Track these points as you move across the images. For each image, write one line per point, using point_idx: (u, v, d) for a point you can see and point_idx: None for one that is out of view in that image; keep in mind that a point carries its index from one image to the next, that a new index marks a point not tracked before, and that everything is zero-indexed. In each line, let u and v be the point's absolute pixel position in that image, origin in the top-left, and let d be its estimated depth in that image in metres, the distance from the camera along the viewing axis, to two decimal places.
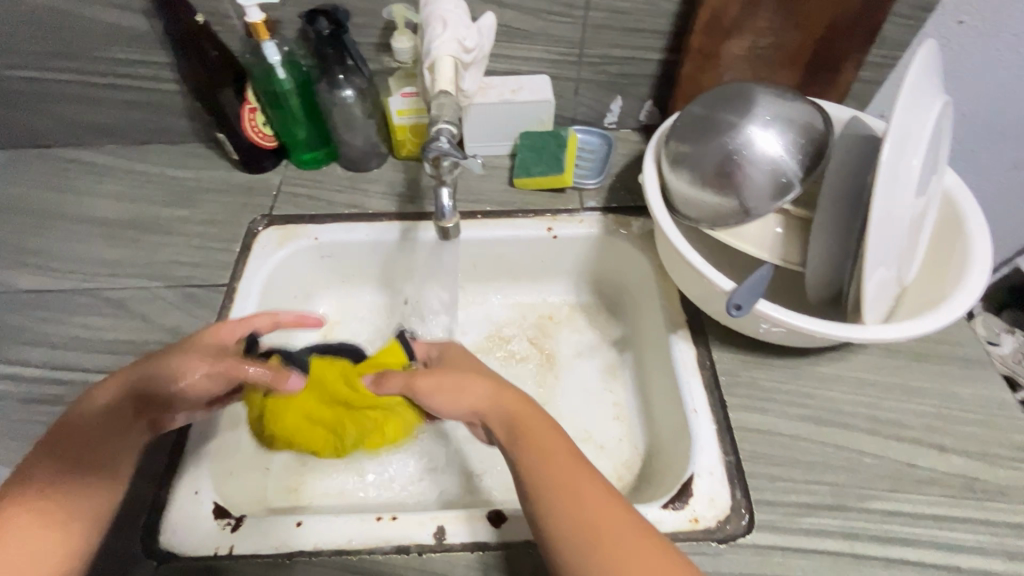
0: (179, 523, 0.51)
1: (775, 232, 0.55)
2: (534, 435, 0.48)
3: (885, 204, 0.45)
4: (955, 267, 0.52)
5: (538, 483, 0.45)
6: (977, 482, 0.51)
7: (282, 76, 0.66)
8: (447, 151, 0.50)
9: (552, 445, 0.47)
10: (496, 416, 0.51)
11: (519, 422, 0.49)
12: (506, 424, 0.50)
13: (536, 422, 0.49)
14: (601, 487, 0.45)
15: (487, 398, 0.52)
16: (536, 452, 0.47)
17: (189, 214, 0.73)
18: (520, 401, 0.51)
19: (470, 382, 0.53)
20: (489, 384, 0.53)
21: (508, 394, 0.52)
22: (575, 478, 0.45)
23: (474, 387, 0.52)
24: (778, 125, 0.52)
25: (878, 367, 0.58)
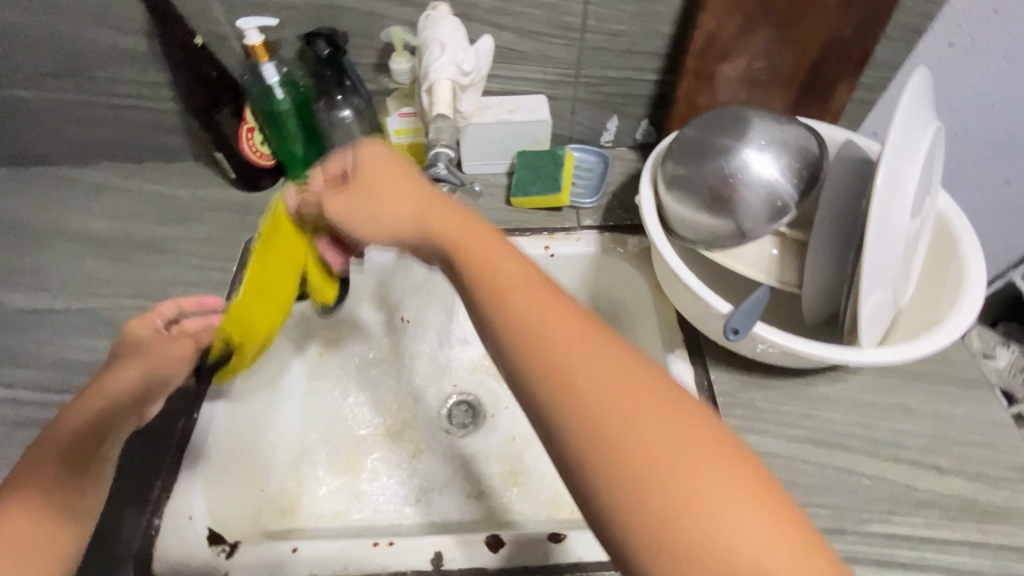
0: (173, 550, 0.50)
1: (770, 254, 0.56)
2: (483, 256, 0.38)
3: (880, 229, 0.45)
4: (949, 289, 0.53)
5: (506, 336, 0.35)
6: (976, 504, 0.51)
7: (280, 97, 0.66)
8: (444, 176, 0.52)
9: (511, 270, 0.37)
10: (429, 244, 0.42)
11: (467, 255, 0.39)
12: (457, 254, 0.39)
13: (488, 246, 0.39)
14: (595, 335, 0.34)
15: (406, 216, 0.43)
16: (491, 288, 0.36)
17: (186, 232, 0.73)
18: (464, 225, 0.41)
19: (383, 219, 0.43)
20: (439, 207, 0.42)
21: (454, 218, 0.42)
22: (549, 315, 0.34)
23: (399, 198, 0.44)
24: (773, 148, 0.52)
25: (875, 388, 0.58)
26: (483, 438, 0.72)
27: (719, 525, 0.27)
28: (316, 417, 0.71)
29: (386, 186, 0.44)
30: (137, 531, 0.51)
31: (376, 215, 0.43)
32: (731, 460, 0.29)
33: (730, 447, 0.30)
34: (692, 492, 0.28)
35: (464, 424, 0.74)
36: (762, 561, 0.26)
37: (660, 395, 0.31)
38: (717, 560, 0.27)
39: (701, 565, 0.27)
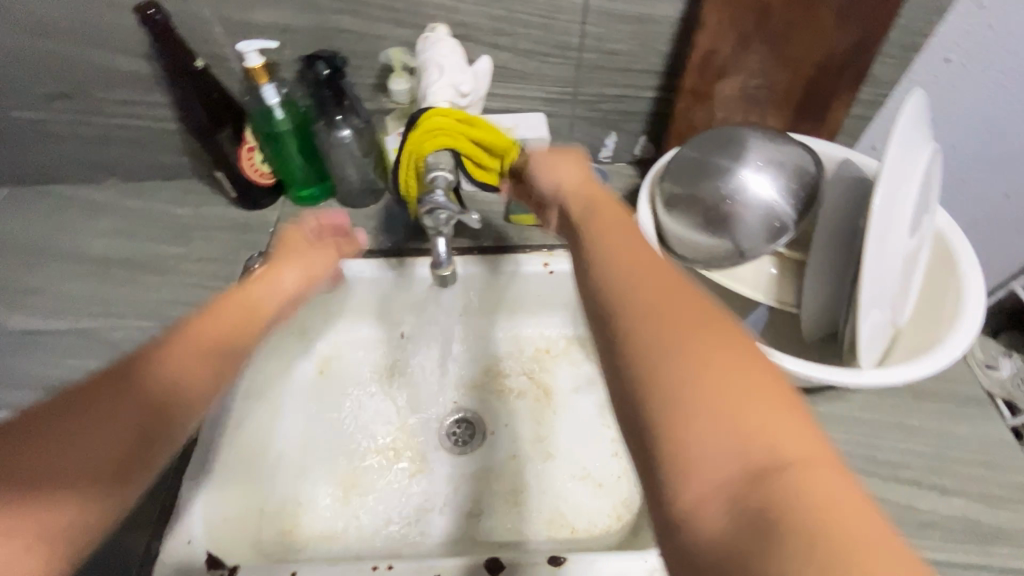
0: (172, 575, 0.50)
1: (769, 273, 0.56)
2: (600, 209, 0.40)
3: (878, 251, 0.45)
4: (948, 308, 0.53)
5: (597, 253, 0.34)
6: (978, 525, 0.51)
7: (280, 117, 0.67)
8: (441, 204, 0.51)
9: (614, 221, 0.38)
10: (575, 200, 0.43)
11: (591, 207, 0.41)
12: (577, 204, 0.42)
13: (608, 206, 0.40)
14: (669, 268, 0.32)
15: (579, 184, 0.45)
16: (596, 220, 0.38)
17: (187, 251, 0.73)
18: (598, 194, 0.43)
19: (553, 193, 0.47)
20: (577, 178, 0.46)
21: (585, 187, 0.44)
22: (647, 257, 0.33)
23: (570, 174, 0.48)
24: (771, 169, 0.52)
25: (876, 406, 0.58)
26: (484, 454, 0.72)
27: (751, 431, 0.24)
28: (316, 434, 0.71)
29: (565, 169, 0.48)
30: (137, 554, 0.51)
31: (563, 173, 0.48)
32: (779, 401, 0.25)
33: (794, 394, 0.26)
34: (711, 397, 0.25)
35: (463, 441, 0.74)
36: (779, 449, 0.24)
37: (711, 314, 0.28)
38: (724, 449, 0.24)
39: (699, 488, 0.24)
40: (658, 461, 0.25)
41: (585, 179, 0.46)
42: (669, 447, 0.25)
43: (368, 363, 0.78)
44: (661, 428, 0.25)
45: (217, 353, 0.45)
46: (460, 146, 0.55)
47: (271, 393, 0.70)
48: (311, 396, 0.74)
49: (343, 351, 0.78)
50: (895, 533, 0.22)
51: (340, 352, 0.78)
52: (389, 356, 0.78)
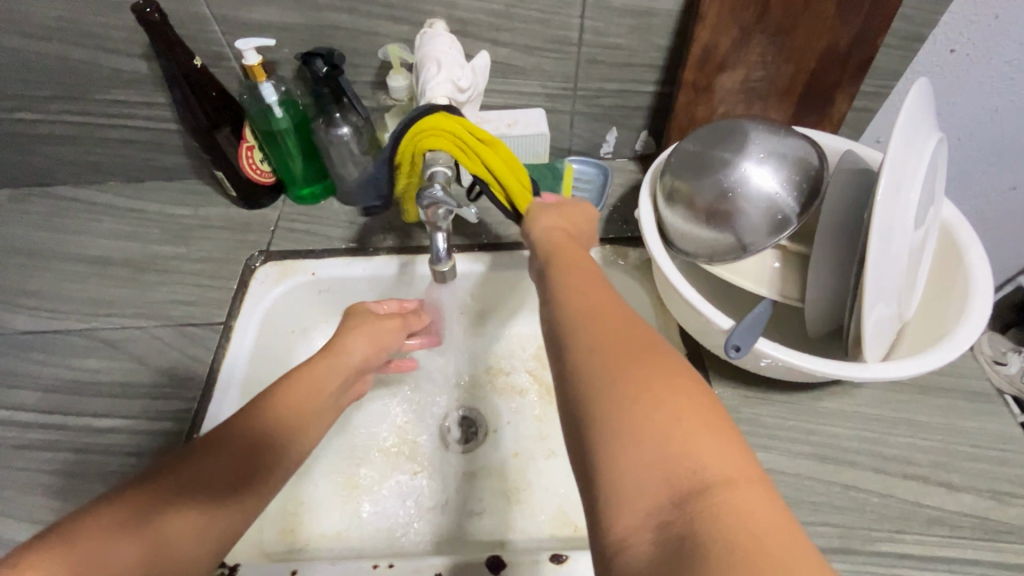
0: None
1: (773, 267, 0.55)
2: (567, 252, 0.46)
3: (882, 244, 0.44)
4: (956, 301, 0.52)
5: (558, 293, 0.40)
6: (987, 521, 0.50)
7: (279, 115, 0.67)
8: (440, 200, 0.50)
9: (580, 262, 0.44)
10: (543, 247, 0.48)
11: (566, 254, 0.46)
12: (554, 249, 0.47)
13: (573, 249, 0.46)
14: (634, 321, 0.37)
15: (551, 229, 0.50)
16: (565, 260, 0.45)
17: (187, 251, 0.73)
18: (573, 245, 0.48)
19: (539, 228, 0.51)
20: (560, 222, 0.51)
21: (563, 233, 0.50)
22: (603, 300, 0.39)
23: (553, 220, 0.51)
24: (773, 161, 0.52)
25: (881, 401, 0.57)
26: (486, 453, 0.72)
27: (691, 458, 0.28)
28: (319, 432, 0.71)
29: (556, 211, 0.53)
30: None
31: (551, 217, 0.52)
32: (723, 447, 0.29)
33: (722, 416, 0.30)
34: (654, 436, 0.29)
35: (465, 440, 0.73)
36: (702, 472, 0.28)
37: (666, 362, 0.33)
38: (656, 472, 0.28)
39: (636, 497, 0.28)
40: (604, 490, 0.29)
41: (563, 225, 0.51)
42: (610, 461, 0.29)
43: None
44: (614, 464, 0.29)
45: (286, 425, 0.51)
46: (468, 165, 0.54)
47: None
48: None
49: None
50: (804, 541, 0.26)
51: None
52: None
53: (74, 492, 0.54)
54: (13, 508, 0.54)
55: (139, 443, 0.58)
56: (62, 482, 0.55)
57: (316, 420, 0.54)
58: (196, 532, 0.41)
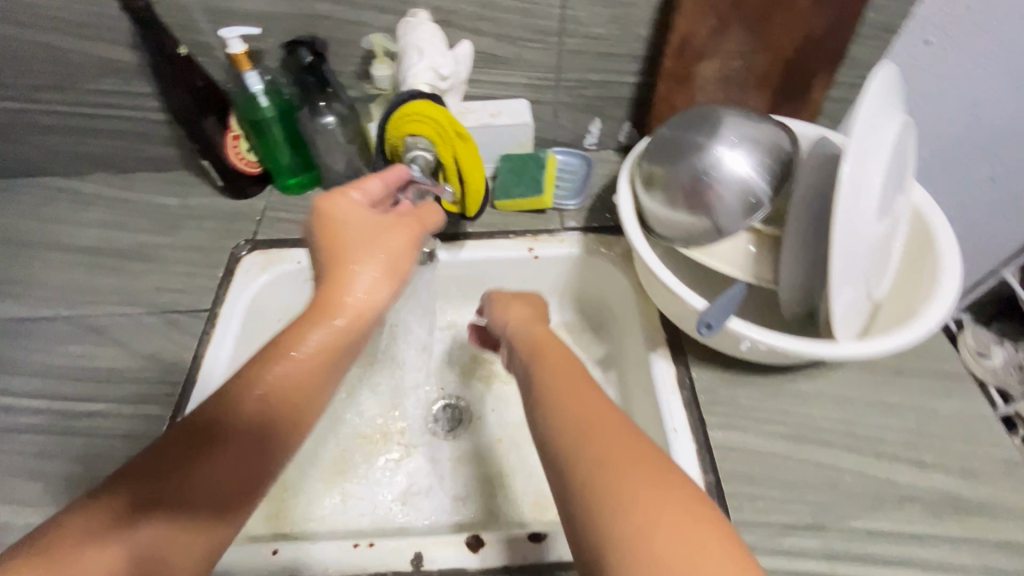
0: None
1: (747, 250, 0.56)
2: (549, 350, 0.50)
3: (847, 226, 0.45)
4: (926, 282, 0.53)
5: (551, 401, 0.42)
6: (957, 498, 0.51)
7: (264, 104, 0.67)
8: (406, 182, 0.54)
9: (567, 361, 0.47)
10: (524, 341, 0.54)
11: (542, 348, 0.51)
12: (528, 347, 0.52)
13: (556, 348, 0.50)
14: (622, 424, 0.39)
15: (525, 325, 0.56)
16: (552, 363, 0.47)
17: (173, 240, 0.74)
18: (547, 335, 0.53)
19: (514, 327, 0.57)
20: (531, 319, 0.57)
21: (536, 327, 0.55)
22: (591, 404, 0.41)
23: (522, 314, 0.59)
24: (745, 145, 0.53)
25: (857, 383, 0.58)
26: (471, 440, 0.72)
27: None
28: None
29: (525, 309, 0.60)
30: None
31: (520, 316, 0.58)
32: (721, 542, 0.32)
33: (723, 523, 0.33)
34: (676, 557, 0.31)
35: (450, 428, 0.74)
36: None
37: (656, 463, 0.36)
38: None
39: None
40: None
41: (533, 318, 0.58)
42: None
43: None
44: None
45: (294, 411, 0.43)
46: (441, 148, 0.57)
47: None
48: None
49: None
50: None
51: None
52: None
53: (57, 475, 0.55)
54: None
55: (123, 427, 0.58)
56: (46, 465, 0.56)
57: (313, 408, 0.45)
58: (192, 542, 0.37)
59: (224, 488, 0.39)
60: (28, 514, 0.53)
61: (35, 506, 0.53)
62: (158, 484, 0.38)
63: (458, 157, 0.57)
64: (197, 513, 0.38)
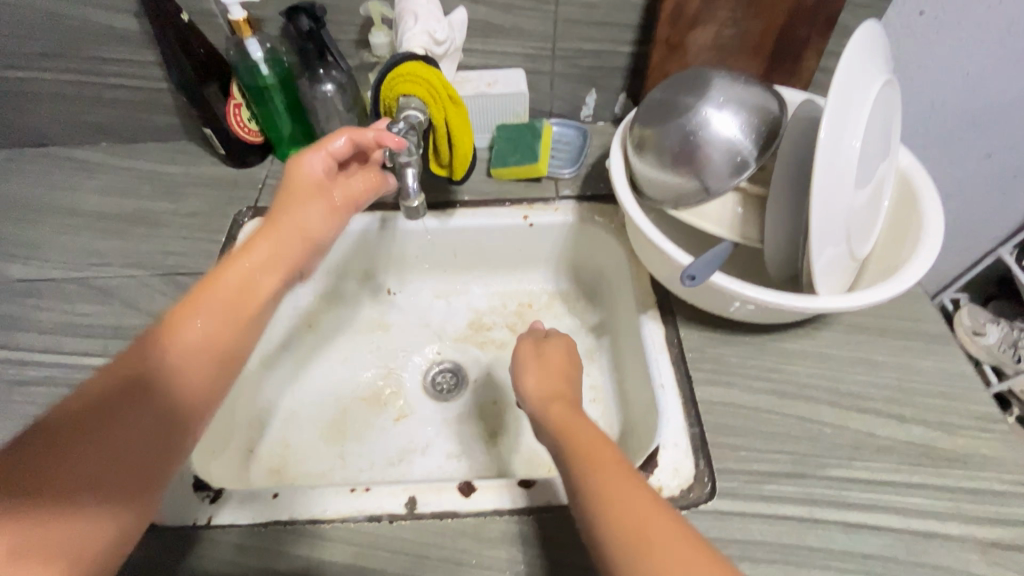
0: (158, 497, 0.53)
1: (735, 211, 0.57)
2: (576, 431, 0.46)
3: (826, 181, 0.46)
4: (909, 242, 0.54)
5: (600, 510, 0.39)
6: (934, 449, 0.53)
7: (264, 72, 0.68)
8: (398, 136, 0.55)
9: (596, 448, 0.43)
10: (546, 422, 0.49)
11: (576, 433, 0.46)
12: (565, 423, 0.47)
13: (582, 430, 0.46)
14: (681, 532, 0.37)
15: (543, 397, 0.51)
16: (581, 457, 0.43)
17: (178, 207, 0.76)
18: (571, 414, 0.48)
19: (543, 392, 0.52)
20: (562, 390, 0.52)
21: (564, 400, 0.50)
22: (642, 512, 0.38)
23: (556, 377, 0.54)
24: (732, 105, 0.54)
25: (841, 343, 0.60)
26: (466, 402, 0.74)
27: None
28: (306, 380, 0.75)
29: (555, 370, 0.54)
30: None
31: (554, 380, 0.53)
32: None
33: None
34: None
35: (446, 390, 0.76)
36: None
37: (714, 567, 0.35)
38: None
39: None
40: None
41: (568, 389, 0.53)
42: None
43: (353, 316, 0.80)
44: None
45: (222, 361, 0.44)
46: (432, 107, 0.59)
47: None
48: None
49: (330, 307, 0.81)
50: None
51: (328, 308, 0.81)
52: (375, 311, 0.81)
53: None
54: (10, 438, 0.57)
55: None
56: None
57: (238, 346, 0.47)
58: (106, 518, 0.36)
59: (145, 452, 0.38)
60: None
61: None
62: (55, 451, 0.35)
63: (448, 119, 0.60)
64: (108, 474, 0.36)
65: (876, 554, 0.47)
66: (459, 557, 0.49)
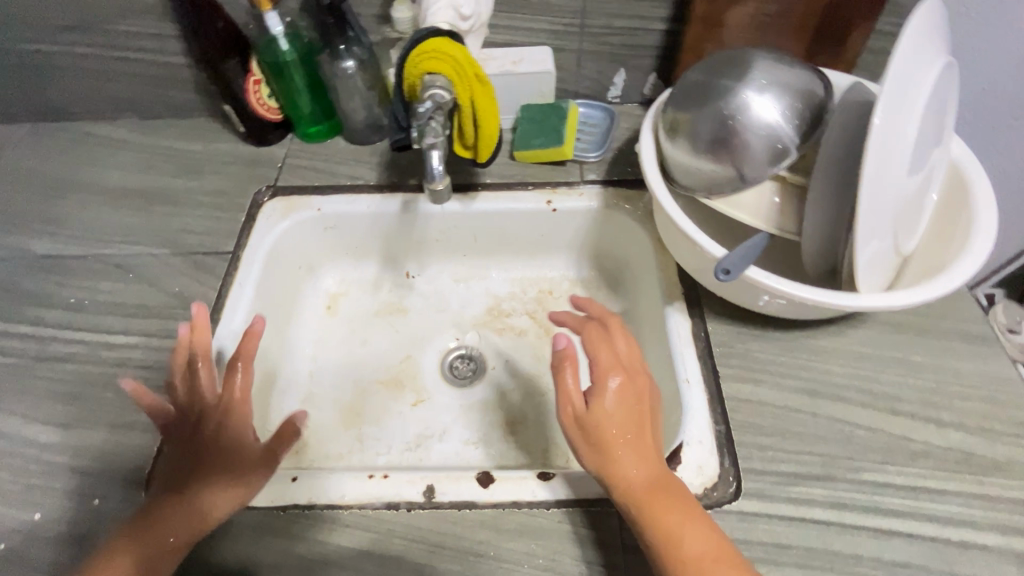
0: None
1: (773, 202, 0.54)
2: (661, 502, 0.44)
3: (876, 174, 0.43)
4: (958, 238, 0.51)
5: None
6: (973, 456, 0.50)
7: (285, 48, 0.66)
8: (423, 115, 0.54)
9: (679, 525, 0.43)
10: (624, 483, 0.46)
11: (653, 513, 0.44)
12: (638, 498, 0.44)
13: (665, 499, 0.44)
14: None
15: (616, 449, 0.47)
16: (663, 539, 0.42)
17: (197, 185, 0.75)
18: (654, 477, 0.46)
19: (609, 458, 0.46)
20: (634, 450, 0.46)
21: (634, 456, 0.46)
22: None
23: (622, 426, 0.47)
24: (774, 89, 0.51)
25: (877, 342, 0.57)
26: (484, 389, 0.74)
27: None
28: (324, 362, 0.75)
29: (618, 422, 0.47)
30: (147, 457, 0.54)
31: (613, 436, 0.47)
32: None
33: None
34: None
35: (463, 377, 0.75)
36: None
37: None
38: None
39: None
40: None
41: (642, 443, 0.47)
42: None
43: (371, 300, 0.80)
44: None
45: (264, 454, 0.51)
46: (457, 87, 0.56)
47: (280, 321, 0.73)
48: (321, 328, 0.77)
49: (350, 289, 0.80)
50: None
51: (347, 290, 0.80)
52: (393, 294, 0.80)
53: (91, 401, 0.58)
54: (36, 412, 0.57)
55: (152, 359, 0.60)
56: (81, 392, 0.58)
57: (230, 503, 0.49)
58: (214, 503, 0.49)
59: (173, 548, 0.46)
60: (65, 435, 0.56)
61: (73, 427, 0.56)
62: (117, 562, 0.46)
63: (475, 99, 0.57)
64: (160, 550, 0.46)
65: (906, 562, 0.46)
66: (476, 548, 0.49)
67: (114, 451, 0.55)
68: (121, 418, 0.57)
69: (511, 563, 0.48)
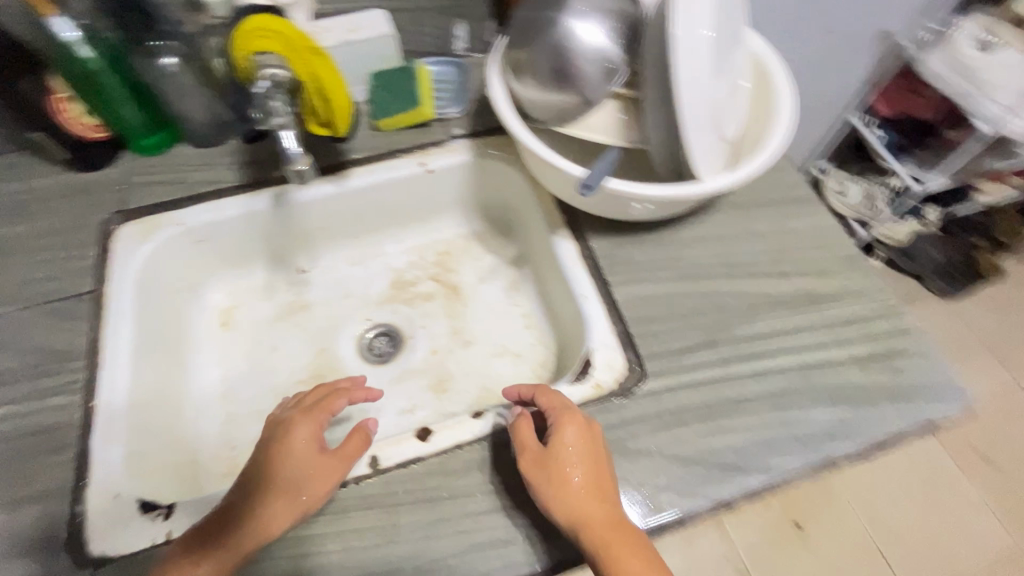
0: (105, 530, 0.50)
1: (616, 118, 0.60)
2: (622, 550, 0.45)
3: (689, 74, 0.50)
4: (767, 118, 0.60)
5: None
6: (814, 293, 0.61)
7: (86, 54, 0.59)
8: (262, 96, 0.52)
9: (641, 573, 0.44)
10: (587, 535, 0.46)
11: (611, 555, 0.45)
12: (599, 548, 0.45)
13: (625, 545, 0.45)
14: None
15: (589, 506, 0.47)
16: None
17: (27, 228, 0.66)
18: (612, 524, 0.46)
19: (568, 501, 0.47)
20: (589, 494, 0.47)
21: (593, 500, 0.47)
22: None
23: (582, 467, 0.48)
24: (594, 13, 0.55)
25: (730, 220, 0.66)
26: (407, 360, 0.75)
27: None
28: (234, 379, 0.72)
29: (579, 467, 0.48)
30: (61, 523, 0.50)
31: (569, 478, 0.48)
32: None
33: None
34: None
35: (384, 354, 0.76)
36: None
37: None
38: None
39: None
40: None
41: (600, 490, 0.48)
42: None
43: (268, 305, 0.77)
44: None
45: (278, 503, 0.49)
46: (294, 62, 0.55)
47: (173, 351, 0.68)
48: (221, 347, 0.74)
49: (241, 300, 0.77)
50: None
51: (239, 302, 0.76)
52: (290, 294, 0.78)
53: None
54: None
55: (32, 424, 0.55)
56: None
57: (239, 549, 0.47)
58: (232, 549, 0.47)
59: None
60: None
61: None
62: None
63: (316, 72, 0.56)
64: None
65: (781, 389, 0.56)
66: (432, 496, 0.52)
67: (17, 529, 0.50)
68: (16, 493, 0.52)
69: (469, 498, 0.52)
